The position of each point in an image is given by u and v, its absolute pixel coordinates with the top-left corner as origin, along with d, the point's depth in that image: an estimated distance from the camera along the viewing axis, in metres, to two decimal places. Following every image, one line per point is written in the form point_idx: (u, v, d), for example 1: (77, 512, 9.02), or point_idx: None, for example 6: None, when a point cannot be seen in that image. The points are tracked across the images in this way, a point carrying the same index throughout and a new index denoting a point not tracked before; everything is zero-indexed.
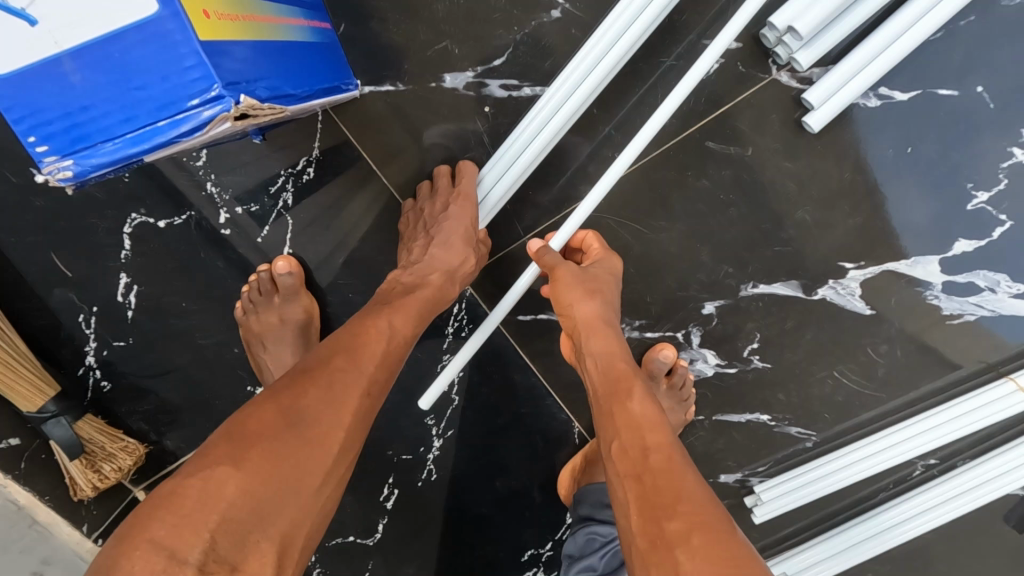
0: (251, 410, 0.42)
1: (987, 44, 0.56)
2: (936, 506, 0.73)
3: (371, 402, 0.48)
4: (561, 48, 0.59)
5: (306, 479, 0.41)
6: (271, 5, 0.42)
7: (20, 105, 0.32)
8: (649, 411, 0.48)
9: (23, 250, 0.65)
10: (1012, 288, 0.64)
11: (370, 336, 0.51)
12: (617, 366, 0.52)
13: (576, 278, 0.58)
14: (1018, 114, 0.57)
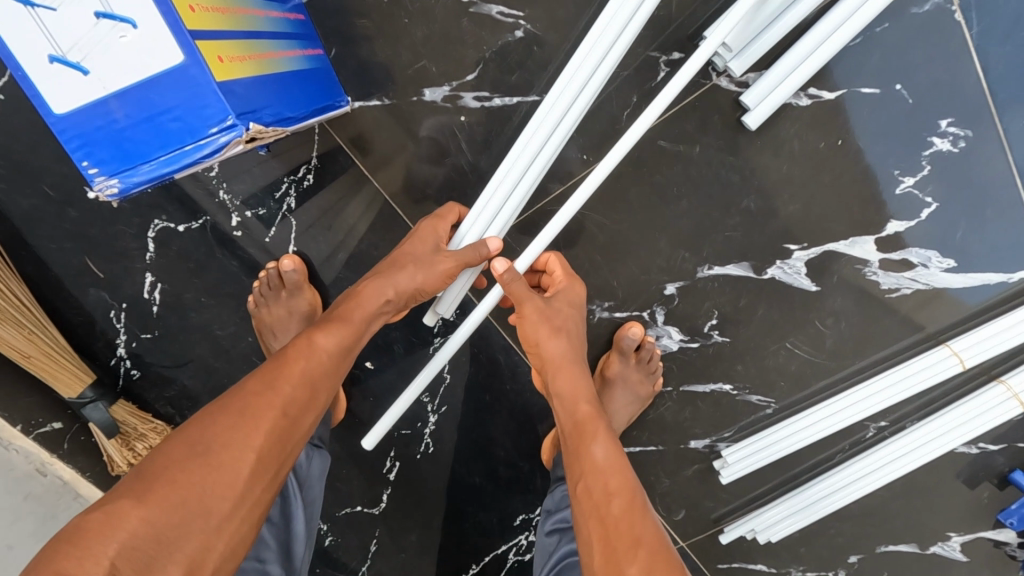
0: (170, 442, 0.45)
1: (900, 48, 0.66)
2: (888, 464, 0.79)
3: (291, 422, 0.50)
4: (526, 62, 0.68)
5: (215, 505, 0.43)
6: (271, 42, 0.49)
7: (76, 137, 0.40)
8: (611, 454, 0.56)
9: (61, 255, 0.74)
10: (944, 264, 0.72)
11: (291, 359, 0.53)
12: (581, 410, 0.60)
13: (545, 320, 0.64)
14: (931, 107, 0.67)
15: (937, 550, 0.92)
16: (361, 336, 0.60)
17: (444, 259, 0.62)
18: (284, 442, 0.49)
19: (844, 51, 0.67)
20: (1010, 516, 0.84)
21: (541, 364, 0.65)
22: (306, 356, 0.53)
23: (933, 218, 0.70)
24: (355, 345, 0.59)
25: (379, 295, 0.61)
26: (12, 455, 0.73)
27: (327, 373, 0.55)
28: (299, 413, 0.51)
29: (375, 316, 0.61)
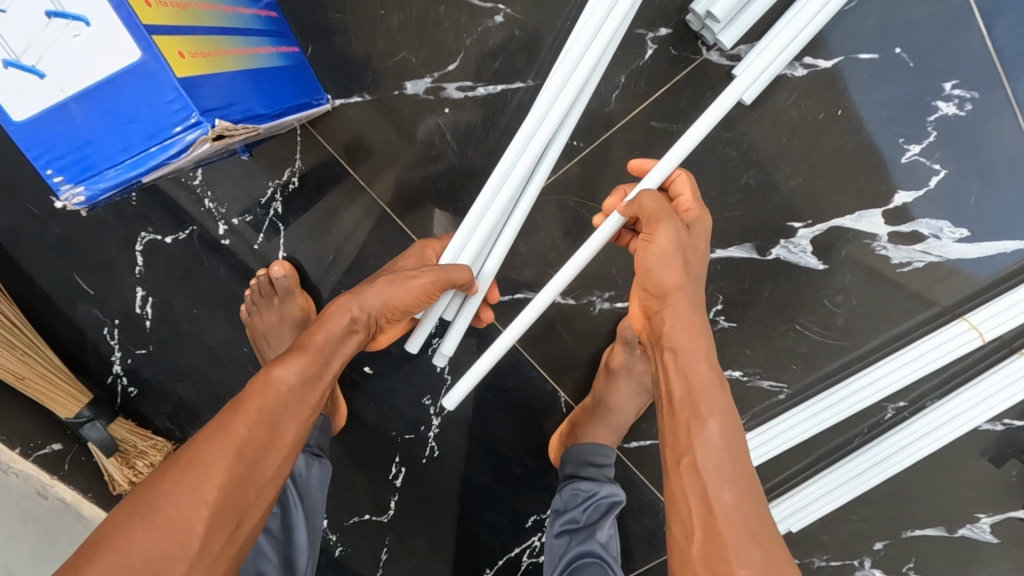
0: (115, 513, 0.43)
1: (896, 9, 0.65)
2: (909, 445, 0.76)
3: (248, 466, 0.46)
4: (507, 47, 0.66)
5: (169, 568, 0.41)
6: (238, 39, 0.48)
7: (38, 144, 0.39)
8: (731, 436, 0.48)
9: (51, 273, 0.73)
10: (956, 234, 0.69)
11: (248, 397, 0.49)
12: (697, 376, 0.51)
13: (673, 250, 0.55)
14: (933, 68, 0.65)
15: (967, 533, 0.89)
16: (332, 361, 0.57)
17: (415, 273, 0.59)
18: (244, 490, 0.46)
19: (839, 18, 0.65)
20: None
21: (657, 297, 0.56)
22: (264, 391, 0.50)
23: (941, 185, 0.68)
24: (325, 372, 0.56)
25: (345, 314, 0.59)
26: (11, 479, 0.72)
27: (292, 404, 0.51)
28: (260, 453, 0.48)
29: (345, 337, 0.59)
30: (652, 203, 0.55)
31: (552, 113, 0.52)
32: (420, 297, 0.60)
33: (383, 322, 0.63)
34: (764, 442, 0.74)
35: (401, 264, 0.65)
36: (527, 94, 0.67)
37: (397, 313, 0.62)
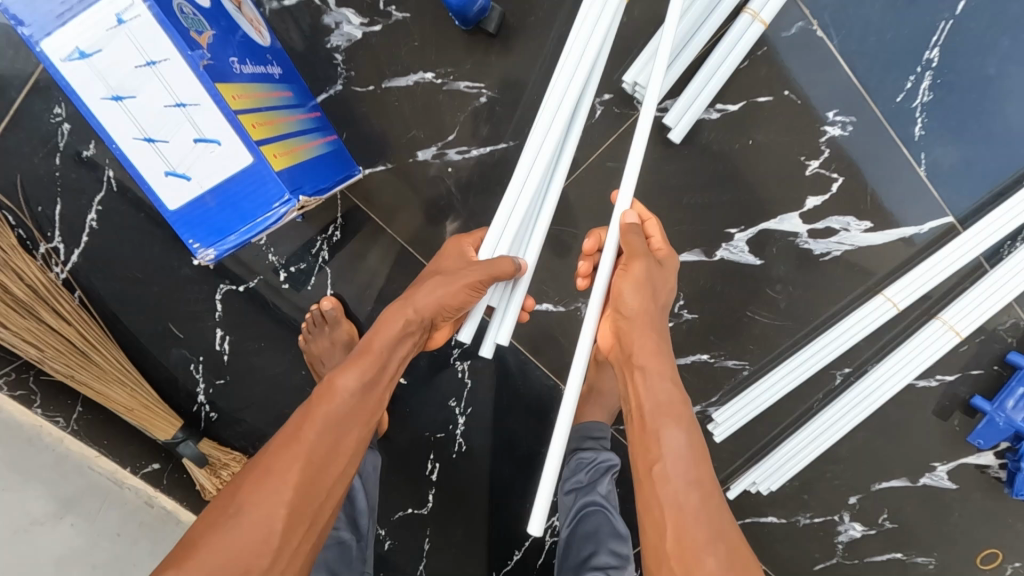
0: (211, 511, 0.56)
1: (782, 63, 0.84)
2: (857, 404, 0.92)
3: (316, 471, 0.58)
4: (494, 118, 0.86)
5: (255, 560, 0.53)
6: (303, 137, 0.68)
7: (185, 222, 0.59)
8: (694, 445, 0.64)
9: (148, 323, 0.92)
10: (862, 225, 0.87)
11: (314, 409, 0.61)
12: (664, 396, 0.66)
13: (640, 285, 0.72)
14: (816, 103, 0.85)
15: (928, 481, 1.04)
16: (387, 366, 0.66)
17: (461, 274, 0.68)
18: (313, 493, 0.57)
19: (737, 74, 0.85)
20: (977, 437, 0.96)
21: (629, 324, 0.71)
22: (325, 404, 0.61)
23: (842, 189, 0.86)
24: (381, 378, 0.65)
25: (397, 321, 0.67)
26: (125, 491, 0.90)
27: (349, 412, 0.61)
28: (323, 462, 0.59)
29: (399, 341, 0.67)
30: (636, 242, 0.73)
31: (567, 92, 0.69)
32: (464, 298, 0.68)
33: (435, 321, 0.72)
34: (737, 412, 0.90)
35: (446, 265, 0.74)
36: (511, 152, 0.87)
37: (447, 313, 0.70)
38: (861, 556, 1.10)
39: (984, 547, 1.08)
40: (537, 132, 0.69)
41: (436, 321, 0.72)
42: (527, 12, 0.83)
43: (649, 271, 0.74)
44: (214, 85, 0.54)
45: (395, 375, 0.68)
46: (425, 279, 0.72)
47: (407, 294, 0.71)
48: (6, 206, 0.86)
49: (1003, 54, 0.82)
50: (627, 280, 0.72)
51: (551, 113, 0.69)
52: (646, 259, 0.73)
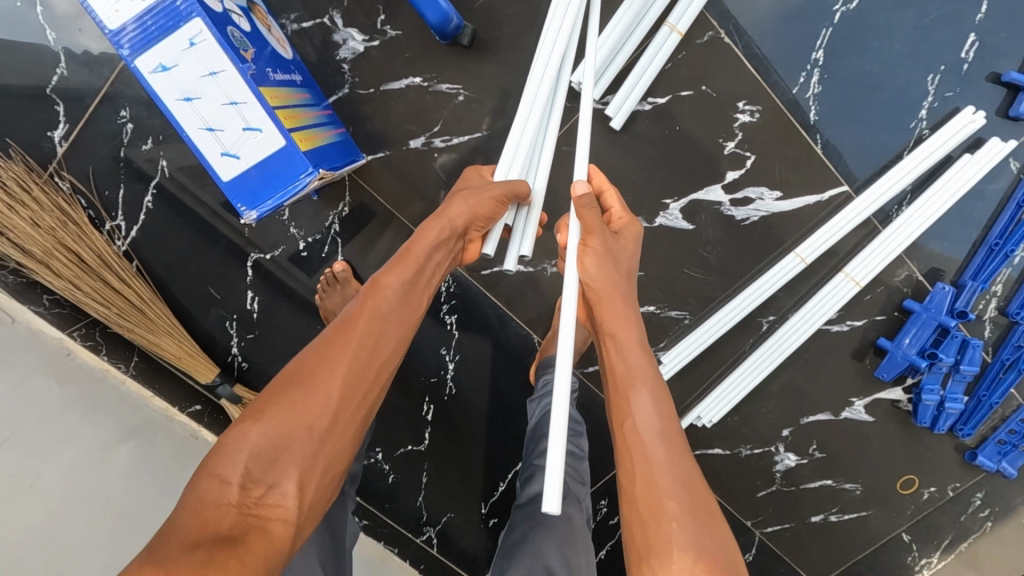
0: (274, 384, 0.63)
1: (701, 61, 1.00)
2: (780, 343, 1.11)
3: (367, 352, 0.66)
4: (471, 112, 1.05)
5: (316, 420, 0.60)
6: (319, 128, 0.88)
7: (234, 191, 0.78)
8: (657, 400, 0.72)
9: (192, 287, 1.11)
10: (774, 194, 1.06)
11: (366, 302, 0.70)
12: (630, 361, 0.75)
13: (606, 257, 0.81)
14: (727, 96, 1.01)
15: (848, 415, 1.23)
16: (425, 270, 0.76)
17: (489, 188, 0.77)
18: (365, 369, 0.66)
19: (663, 73, 1.00)
20: (882, 371, 1.15)
21: (600, 297, 0.80)
22: (377, 297, 0.70)
23: (753, 164, 1.04)
24: (421, 279, 0.75)
25: (432, 232, 0.76)
26: (175, 424, 1.11)
27: (394, 306, 0.71)
28: (376, 344, 0.67)
29: (436, 248, 0.77)
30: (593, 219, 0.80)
31: (556, 45, 0.81)
32: (497, 210, 0.78)
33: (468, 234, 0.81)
34: (680, 355, 1.08)
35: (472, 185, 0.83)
36: (485, 140, 1.06)
37: (480, 226, 0.80)
38: (796, 483, 1.28)
39: (902, 474, 1.28)
40: (530, 89, 0.81)
41: (466, 236, 0.81)
42: (495, 25, 1.02)
43: (608, 242, 0.83)
44: (256, 88, 0.74)
45: (431, 281, 0.77)
46: (455, 194, 0.80)
47: (441, 208, 0.79)
48: (80, 191, 1.06)
49: (878, 52, 0.99)
50: (593, 251, 0.80)
51: (541, 71, 0.81)
52: (603, 233, 0.82)
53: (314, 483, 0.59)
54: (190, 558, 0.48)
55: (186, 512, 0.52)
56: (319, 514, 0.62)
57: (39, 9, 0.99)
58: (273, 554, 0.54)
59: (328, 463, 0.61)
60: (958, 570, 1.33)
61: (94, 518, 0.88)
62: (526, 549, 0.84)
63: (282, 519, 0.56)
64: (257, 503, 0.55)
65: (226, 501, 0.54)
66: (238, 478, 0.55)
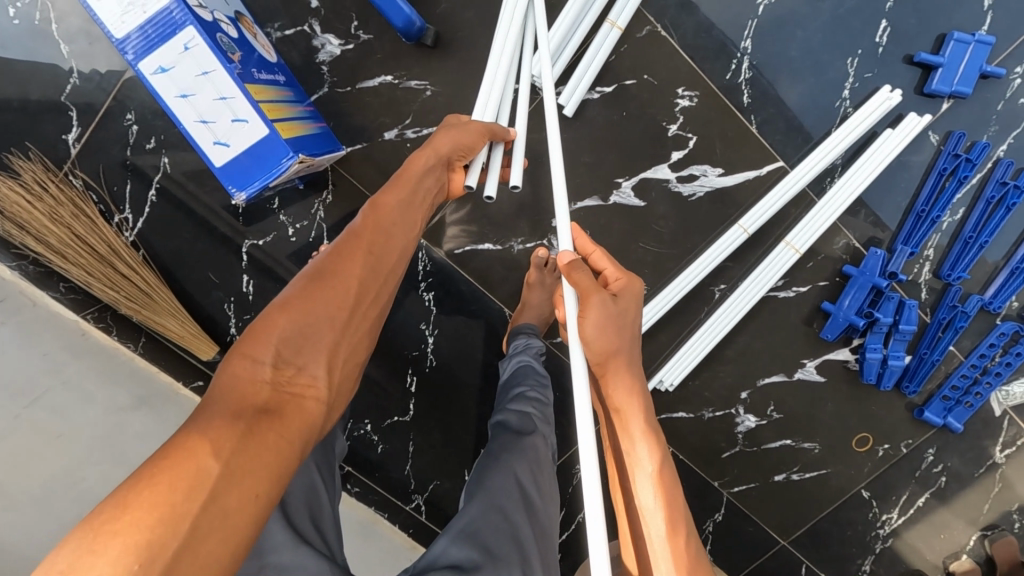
0: (293, 286, 0.72)
1: (642, 54, 1.13)
2: (733, 305, 1.20)
3: (374, 258, 0.78)
4: (440, 105, 1.17)
5: (336, 313, 0.70)
6: (301, 120, 1.00)
7: (227, 175, 0.90)
8: (672, 500, 0.80)
9: (192, 273, 1.22)
10: (717, 170, 1.18)
11: (372, 216, 0.81)
12: (643, 456, 0.81)
13: (609, 330, 0.81)
14: (666, 84, 1.14)
15: (801, 376, 1.32)
16: (419, 193, 0.87)
17: (472, 124, 0.92)
18: (376, 270, 0.77)
19: (609, 65, 1.14)
20: (828, 332, 1.24)
21: (605, 366, 0.82)
22: (380, 215, 0.82)
23: (696, 144, 1.17)
24: (416, 200, 0.87)
25: (423, 159, 0.88)
26: (182, 398, 1.23)
27: (396, 220, 0.83)
28: (381, 254, 0.79)
29: (429, 173, 0.89)
30: (585, 283, 0.83)
31: (509, 37, 0.97)
32: (476, 140, 0.91)
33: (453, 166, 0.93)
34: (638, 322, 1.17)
35: (452, 122, 0.95)
36: None
37: (462, 158, 0.91)
38: (758, 443, 1.37)
39: (857, 432, 1.35)
40: (491, 68, 0.97)
41: (451, 167, 0.93)
42: (457, 28, 1.14)
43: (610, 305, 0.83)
44: (243, 84, 0.85)
45: (424, 204, 0.89)
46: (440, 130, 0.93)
47: (429, 141, 0.91)
48: (92, 187, 1.18)
49: (802, 40, 1.13)
50: (598, 326, 0.81)
51: (499, 50, 0.98)
52: (601, 300, 0.82)
53: (338, 363, 0.69)
54: (234, 423, 0.56)
55: (226, 390, 0.60)
56: (341, 404, 0.71)
57: (54, 26, 1.11)
58: (306, 424, 0.62)
59: (348, 353, 0.71)
60: (922, 529, 1.38)
61: (111, 473, 1.00)
62: (499, 466, 0.93)
63: (315, 397, 0.65)
64: (290, 382, 0.64)
65: (260, 377, 0.62)
66: (270, 359, 0.64)
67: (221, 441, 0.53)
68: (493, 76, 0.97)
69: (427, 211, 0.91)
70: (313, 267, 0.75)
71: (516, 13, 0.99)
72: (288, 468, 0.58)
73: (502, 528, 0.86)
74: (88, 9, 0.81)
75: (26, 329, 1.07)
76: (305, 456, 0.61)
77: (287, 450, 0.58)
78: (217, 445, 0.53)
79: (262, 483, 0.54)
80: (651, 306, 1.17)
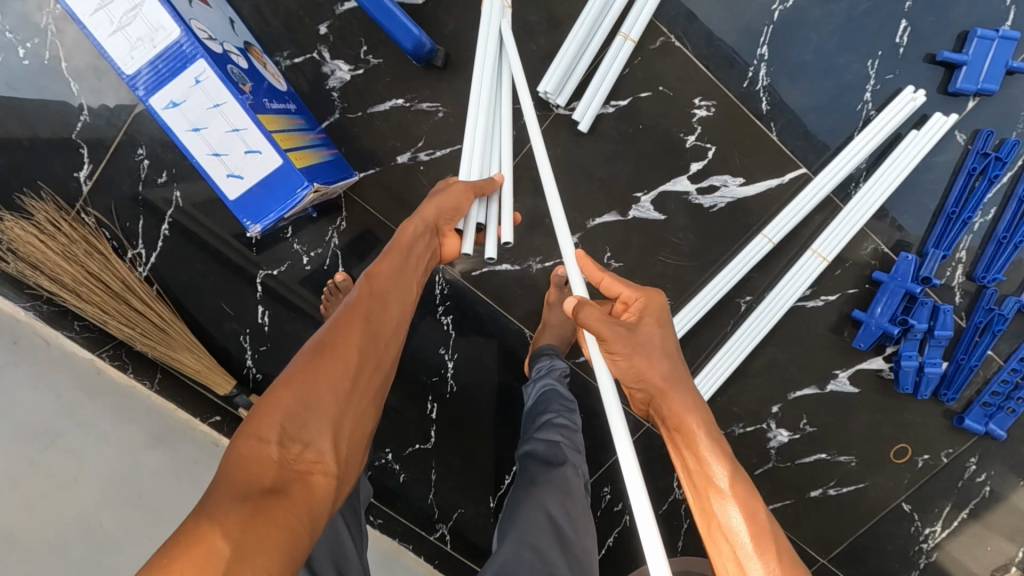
0: (296, 361, 0.71)
1: (655, 66, 1.11)
2: (760, 317, 1.17)
3: (372, 325, 0.77)
4: (452, 126, 1.16)
5: (339, 384, 0.70)
6: (315, 150, 0.99)
7: (244, 208, 0.88)
8: (751, 513, 0.72)
9: (207, 306, 1.21)
10: (737, 180, 1.15)
11: (366, 287, 0.81)
12: (713, 470, 0.75)
13: (646, 356, 0.81)
14: (682, 96, 1.12)
15: (833, 387, 1.28)
16: (410, 261, 0.87)
17: (459, 186, 0.90)
18: (376, 339, 0.77)
19: (623, 78, 1.12)
20: (859, 341, 1.20)
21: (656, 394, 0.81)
22: (374, 284, 0.82)
23: (715, 154, 1.14)
24: (409, 268, 0.87)
25: (413, 225, 0.88)
26: (198, 434, 1.20)
27: (391, 288, 0.83)
28: (378, 323, 0.78)
29: (420, 238, 0.89)
30: (595, 316, 0.81)
31: (485, 63, 0.96)
32: (461, 201, 0.89)
33: (442, 231, 0.92)
34: None
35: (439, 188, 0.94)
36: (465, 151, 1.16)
37: (450, 221, 0.90)
38: (791, 459, 1.32)
39: (894, 443, 1.30)
40: (473, 90, 0.95)
41: (442, 231, 0.92)
42: (466, 48, 1.13)
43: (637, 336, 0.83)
44: (255, 115, 0.84)
45: (418, 269, 0.88)
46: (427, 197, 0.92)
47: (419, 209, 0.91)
48: (104, 224, 1.17)
49: (818, 43, 1.11)
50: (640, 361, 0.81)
51: (480, 69, 0.96)
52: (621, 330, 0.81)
53: (343, 437, 0.68)
54: (241, 504, 0.56)
55: (232, 470, 0.59)
56: (353, 475, 0.70)
57: (64, 64, 1.11)
58: (314, 502, 0.61)
59: (354, 424, 0.70)
60: (968, 542, 1.31)
61: (127, 513, 0.98)
62: (530, 503, 0.91)
63: (323, 473, 0.64)
64: (297, 459, 0.63)
65: (266, 456, 0.62)
66: (275, 436, 0.63)
67: (230, 524, 0.53)
68: (477, 96, 0.95)
69: (422, 277, 0.90)
70: (312, 342, 0.74)
71: (490, 38, 0.97)
72: (298, 550, 0.57)
73: (536, 569, 0.82)
74: (97, 46, 0.79)
75: (40, 372, 1.05)
76: (315, 536, 0.60)
77: (298, 532, 0.57)
78: (224, 529, 0.53)
79: (273, 564, 0.53)
80: (675, 321, 1.14)
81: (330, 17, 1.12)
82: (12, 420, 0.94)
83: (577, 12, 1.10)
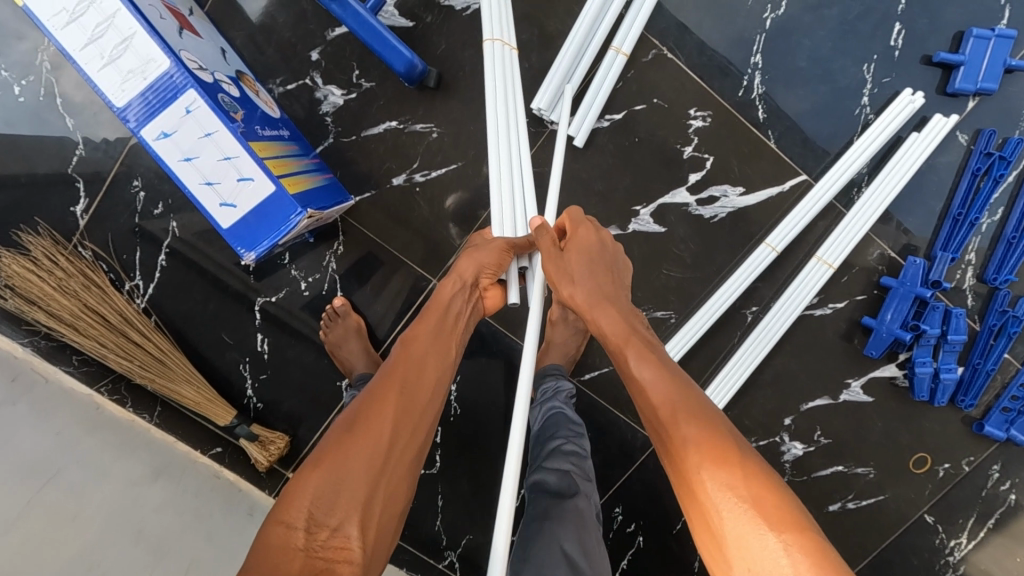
0: (329, 438, 0.69)
1: (647, 78, 1.11)
2: (767, 329, 1.14)
3: (406, 393, 0.75)
4: (445, 146, 1.15)
5: (372, 463, 0.67)
6: (312, 178, 0.99)
7: (239, 236, 0.88)
8: (663, 379, 0.73)
9: (205, 335, 1.20)
10: (737, 190, 1.13)
11: (403, 351, 0.80)
12: (633, 352, 0.78)
13: (562, 277, 0.87)
14: (677, 107, 1.12)
15: (847, 397, 1.25)
16: (448, 320, 0.87)
17: (496, 241, 0.90)
18: (410, 407, 0.74)
19: (615, 91, 1.12)
20: (871, 349, 1.17)
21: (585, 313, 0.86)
22: (410, 349, 0.80)
23: (713, 164, 1.13)
24: (448, 328, 0.86)
25: (452, 284, 0.89)
26: (200, 466, 1.19)
27: (429, 351, 0.82)
28: (413, 390, 0.76)
29: (459, 295, 0.89)
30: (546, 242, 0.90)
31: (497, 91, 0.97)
32: (500, 259, 0.89)
33: (483, 286, 0.92)
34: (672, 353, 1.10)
35: (478, 242, 0.95)
36: (459, 171, 1.16)
37: (491, 276, 0.90)
38: (807, 472, 1.28)
39: (913, 452, 1.26)
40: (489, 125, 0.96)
41: (481, 287, 0.92)
42: (458, 69, 1.14)
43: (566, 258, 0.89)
44: (246, 142, 0.84)
45: (458, 328, 0.88)
46: (467, 250, 0.93)
47: (459, 262, 0.91)
48: (101, 257, 1.17)
49: (811, 50, 1.10)
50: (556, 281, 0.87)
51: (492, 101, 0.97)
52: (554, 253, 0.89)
53: (373, 518, 0.65)
54: None
55: (257, 559, 0.57)
56: (381, 557, 0.67)
57: (59, 100, 1.12)
58: None
59: (384, 503, 0.67)
60: (998, 554, 1.25)
61: (132, 550, 0.94)
62: (542, 541, 0.86)
63: (349, 561, 0.61)
64: (323, 547, 0.60)
65: (293, 544, 0.59)
66: (303, 522, 0.61)
67: None
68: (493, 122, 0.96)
69: (462, 336, 0.90)
70: (344, 415, 0.73)
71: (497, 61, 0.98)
72: None
73: None
74: (87, 80, 0.79)
75: (39, 409, 1.03)
76: None
77: None
78: None
79: None
80: (683, 333, 1.11)
81: (321, 43, 1.12)
82: (10, 456, 0.91)
83: (567, 29, 1.10)
